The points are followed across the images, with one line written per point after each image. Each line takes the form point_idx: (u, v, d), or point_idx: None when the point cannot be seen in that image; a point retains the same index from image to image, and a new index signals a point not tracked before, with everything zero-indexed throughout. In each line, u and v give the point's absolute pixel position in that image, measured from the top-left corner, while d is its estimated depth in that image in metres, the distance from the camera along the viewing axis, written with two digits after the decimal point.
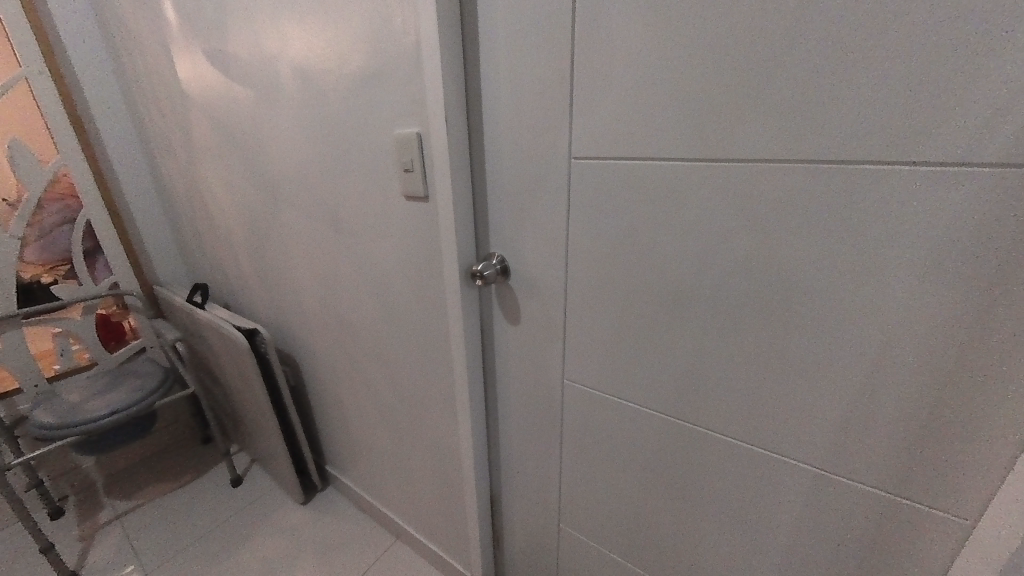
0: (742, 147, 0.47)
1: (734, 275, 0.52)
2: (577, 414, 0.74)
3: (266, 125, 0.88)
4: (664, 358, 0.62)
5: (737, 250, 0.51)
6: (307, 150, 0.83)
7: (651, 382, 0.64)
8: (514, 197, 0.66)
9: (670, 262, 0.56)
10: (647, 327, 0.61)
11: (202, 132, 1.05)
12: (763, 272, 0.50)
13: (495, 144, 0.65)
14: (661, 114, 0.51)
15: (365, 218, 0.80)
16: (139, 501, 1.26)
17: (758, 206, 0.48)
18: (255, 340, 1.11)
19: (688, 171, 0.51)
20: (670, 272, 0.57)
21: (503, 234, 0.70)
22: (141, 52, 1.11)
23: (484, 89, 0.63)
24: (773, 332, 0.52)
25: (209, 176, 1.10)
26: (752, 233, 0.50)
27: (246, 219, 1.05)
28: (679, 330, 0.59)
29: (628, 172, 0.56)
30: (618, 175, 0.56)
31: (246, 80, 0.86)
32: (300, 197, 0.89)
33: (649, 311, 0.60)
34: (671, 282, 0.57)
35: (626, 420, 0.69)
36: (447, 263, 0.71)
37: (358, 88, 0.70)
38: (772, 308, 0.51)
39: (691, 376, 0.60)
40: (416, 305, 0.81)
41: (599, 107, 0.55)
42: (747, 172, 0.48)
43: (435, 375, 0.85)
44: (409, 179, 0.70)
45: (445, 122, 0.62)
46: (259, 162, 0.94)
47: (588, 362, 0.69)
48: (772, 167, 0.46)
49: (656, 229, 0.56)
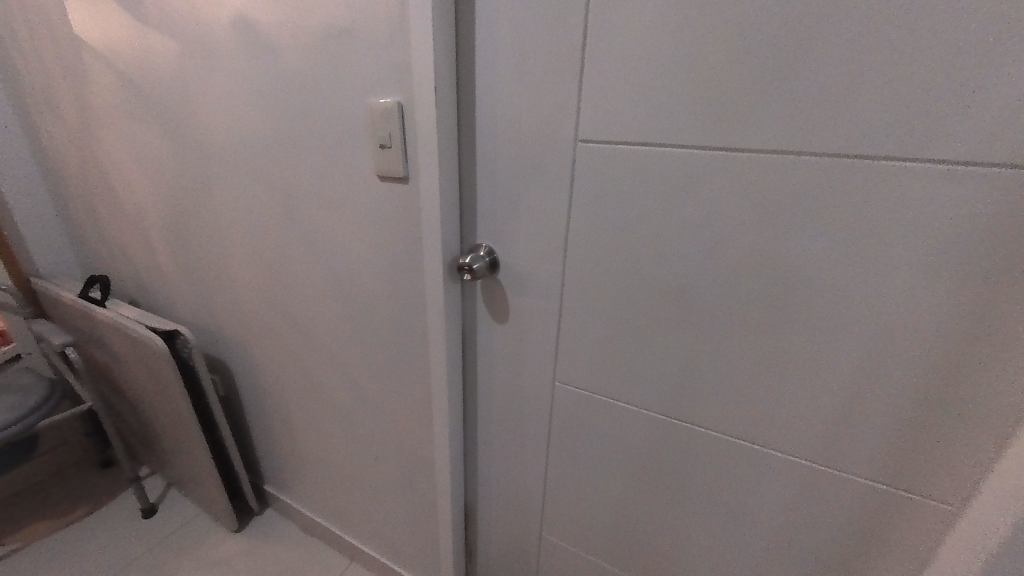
0: (764, 137, 0.45)
1: (746, 272, 0.50)
2: (567, 417, 0.69)
3: (195, 86, 0.73)
4: (664, 357, 0.59)
5: (749, 245, 0.49)
6: (251, 118, 0.70)
7: (648, 381, 0.61)
8: (508, 182, 0.60)
9: (680, 256, 0.53)
10: (649, 326, 0.59)
11: (104, 89, 0.85)
12: (779, 268, 0.49)
13: (489, 122, 0.58)
14: (682, 97, 0.47)
15: (326, 203, 0.69)
16: (13, 546, 1.01)
17: (778, 198, 0.46)
18: (176, 343, 0.94)
19: (706, 160, 0.48)
20: (678, 267, 0.54)
21: (494, 223, 0.63)
22: None
23: (478, 59, 0.56)
24: (782, 330, 0.51)
25: (114, 146, 0.90)
26: (767, 229, 0.48)
27: (166, 201, 0.88)
28: (683, 330, 0.57)
29: (639, 159, 0.51)
30: (628, 161, 0.52)
31: (167, 27, 0.71)
32: (240, 175, 0.75)
33: (650, 311, 0.58)
34: (679, 278, 0.54)
35: (620, 422, 0.66)
36: (428, 255, 0.63)
37: (323, 48, 0.59)
38: (784, 306, 0.50)
39: (692, 376, 0.58)
40: (388, 303, 0.71)
41: (611, 85, 0.49)
42: (769, 164, 0.45)
43: (408, 380, 0.76)
44: (386, 157, 0.60)
45: (432, 92, 0.54)
46: (186, 132, 0.78)
47: (581, 363, 0.65)
48: (792, 157, 0.44)
49: (666, 222, 0.53)
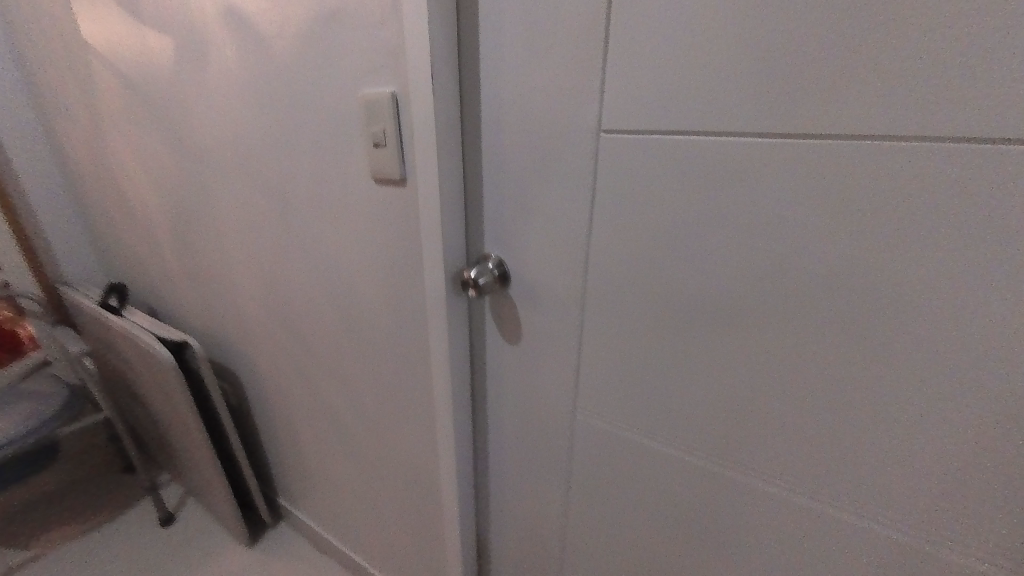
0: (860, 116, 0.32)
1: (832, 304, 0.36)
2: (589, 462, 0.58)
3: (189, 87, 0.69)
4: (711, 407, 0.46)
5: (834, 267, 0.35)
6: (243, 115, 0.64)
7: (689, 435, 0.48)
8: (518, 185, 0.50)
9: (733, 279, 0.40)
10: (689, 366, 0.46)
11: (111, 95, 0.83)
12: (883, 300, 0.34)
13: (494, 113, 0.48)
14: (741, 66, 0.34)
15: (321, 207, 0.63)
16: (38, 549, 1.02)
17: (884, 201, 0.32)
18: (185, 353, 0.91)
19: (776, 151, 0.35)
20: (730, 294, 0.41)
21: (502, 229, 0.54)
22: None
23: (481, 37, 0.46)
24: (880, 385, 0.36)
25: (124, 153, 0.89)
26: (863, 246, 0.34)
27: (173, 206, 0.85)
28: (738, 376, 0.43)
29: (680, 152, 0.39)
30: (665, 154, 0.40)
31: (161, 26, 0.67)
32: (236, 177, 0.71)
33: (691, 346, 0.45)
34: (731, 307, 0.41)
35: (649, 474, 0.53)
36: (429, 267, 0.56)
37: (311, 35, 0.53)
38: (883, 352, 0.35)
39: (750, 435, 0.44)
40: (388, 318, 0.65)
41: (642, 55, 0.38)
42: (869, 153, 0.32)
43: (413, 402, 0.70)
44: (380, 157, 0.53)
45: (429, 80, 0.46)
46: (184, 137, 0.74)
47: (605, 403, 0.53)
48: (904, 144, 0.31)
49: (715, 233, 0.40)
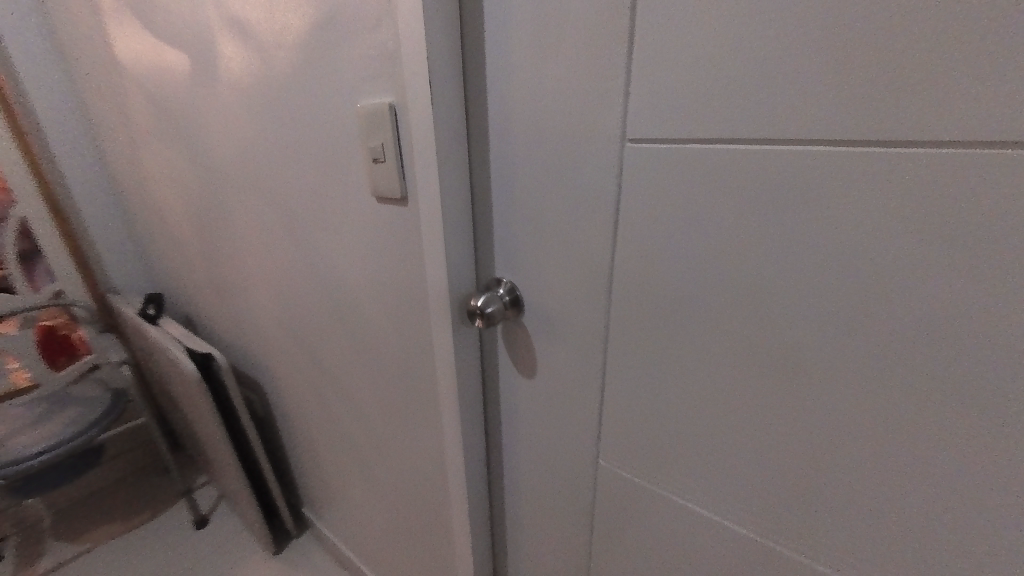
0: (932, 115, 0.23)
1: (916, 368, 0.27)
2: (611, 526, 0.50)
3: (209, 105, 0.68)
4: (761, 486, 0.36)
5: (939, 327, 0.26)
6: (253, 131, 0.63)
7: (731, 515, 0.39)
8: (530, 205, 0.44)
9: (795, 329, 0.31)
10: (735, 432, 0.36)
11: (145, 114, 0.85)
12: (994, 371, 0.25)
13: (503, 123, 0.42)
14: (808, 52, 0.26)
15: (329, 226, 0.60)
16: (87, 544, 1.09)
17: (977, 232, 0.24)
18: (211, 366, 0.93)
19: (858, 168, 0.26)
20: (788, 348, 0.31)
21: (514, 253, 0.48)
22: (81, 21, 0.92)
23: (488, 37, 0.40)
24: (1008, 487, 0.26)
25: (158, 170, 0.91)
26: (965, 293, 0.25)
27: (199, 220, 0.86)
28: (796, 450, 0.33)
29: (723, 166, 0.31)
30: (702, 169, 0.31)
31: (183, 45, 0.67)
32: (252, 194, 0.70)
33: (735, 408, 0.35)
34: (792, 365, 0.32)
35: (682, 553, 0.44)
36: (435, 294, 0.51)
37: (311, 46, 0.49)
38: (1010, 444, 0.25)
39: (813, 525, 0.35)
40: (399, 342, 0.61)
41: (678, 45, 0.30)
42: (948, 165, 0.24)
43: (425, 432, 0.65)
44: (380, 175, 0.49)
45: (427, 89, 0.40)
46: (208, 154, 0.74)
47: (629, 462, 0.45)
48: (1000, 153, 0.22)
49: (767, 268, 0.31)
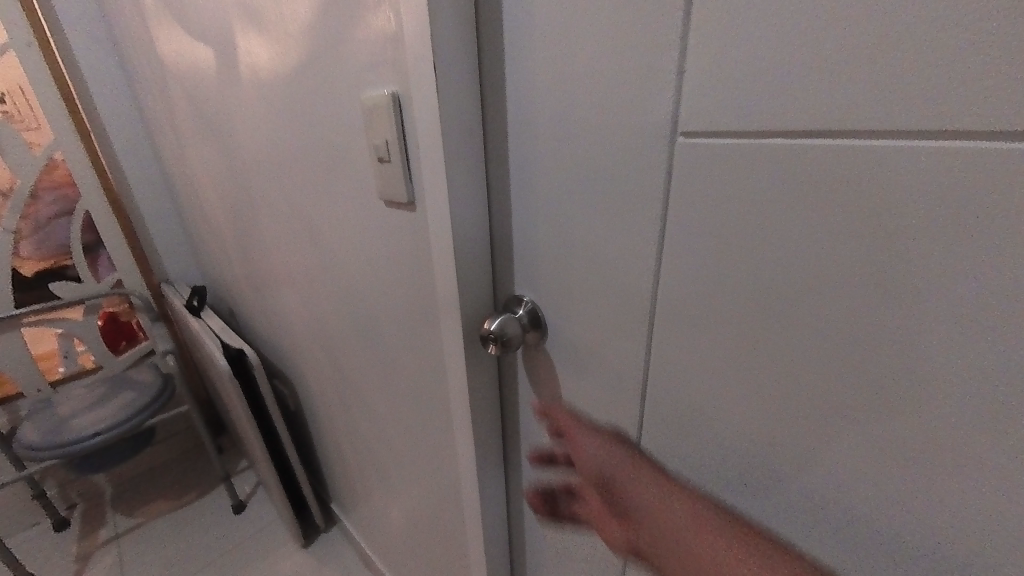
0: (981, 104, 0.18)
1: (983, 431, 0.21)
2: None
3: (236, 102, 0.67)
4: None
5: None
6: (274, 128, 0.61)
7: None
8: (552, 214, 0.37)
9: (905, 388, 0.23)
10: (811, 502, 0.28)
11: (185, 112, 0.87)
12: (1008, 415, 0.20)
13: (524, 118, 0.36)
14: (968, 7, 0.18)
15: (346, 229, 0.57)
16: (140, 518, 1.16)
17: (951, 241, 0.20)
18: (245, 361, 0.94)
19: (1015, 173, 0.18)
20: (895, 410, 0.23)
21: (535, 268, 0.41)
22: (131, 22, 0.95)
23: (507, 17, 0.34)
24: None
25: (199, 167, 0.92)
26: (1012, 329, 0.19)
27: (232, 217, 0.87)
28: (899, 537, 0.25)
29: (804, 165, 0.23)
30: (775, 169, 0.24)
31: (211, 41, 0.66)
32: (275, 192, 0.69)
33: (813, 473, 0.28)
34: (887, 429, 0.24)
35: None
36: (446, 312, 0.45)
37: (321, 35, 0.45)
38: None
39: None
40: (414, 355, 0.57)
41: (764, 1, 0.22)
42: (919, 159, 0.20)
43: (442, 450, 0.61)
44: (386, 175, 0.44)
45: (433, 79, 0.35)
46: (237, 152, 0.74)
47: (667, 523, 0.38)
48: (973, 146, 0.19)
49: (838, 298, 0.24)
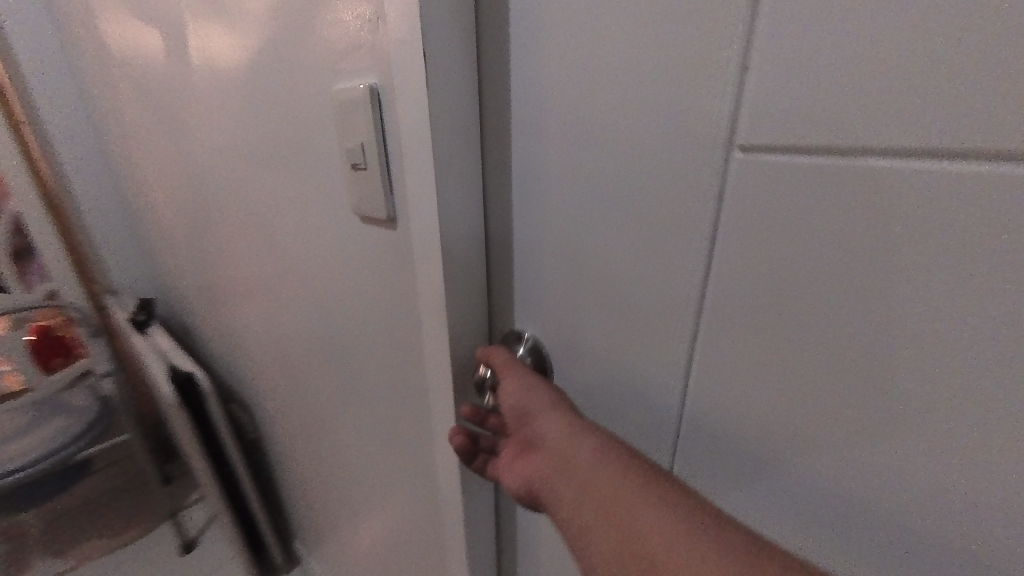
0: None
1: None
2: None
3: (189, 98, 0.59)
4: None
5: None
6: (231, 124, 0.53)
7: None
8: (565, 241, 0.32)
9: (1012, 473, 0.18)
10: None
11: (133, 108, 0.77)
12: None
13: (532, 132, 0.31)
14: None
15: (314, 244, 0.50)
16: (68, 563, 1.01)
17: None
18: (197, 385, 0.84)
19: None
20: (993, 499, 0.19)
21: (540, 300, 0.36)
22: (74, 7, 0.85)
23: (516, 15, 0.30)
24: None
25: (149, 170, 0.83)
26: None
27: (185, 222, 0.78)
28: None
29: (885, 192, 0.19)
30: (849, 195, 0.20)
31: (162, 29, 0.58)
32: (232, 197, 0.61)
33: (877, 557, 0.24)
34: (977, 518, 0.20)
35: None
36: (431, 347, 0.39)
37: (287, 23, 0.39)
38: None
39: None
40: (391, 390, 0.50)
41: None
42: (999, 185, 0.17)
43: (423, 495, 0.54)
44: (359, 188, 0.38)
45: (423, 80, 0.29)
46: (192, 154, 0.65)
47: None
48: None
49: (923, 352, 0.20)
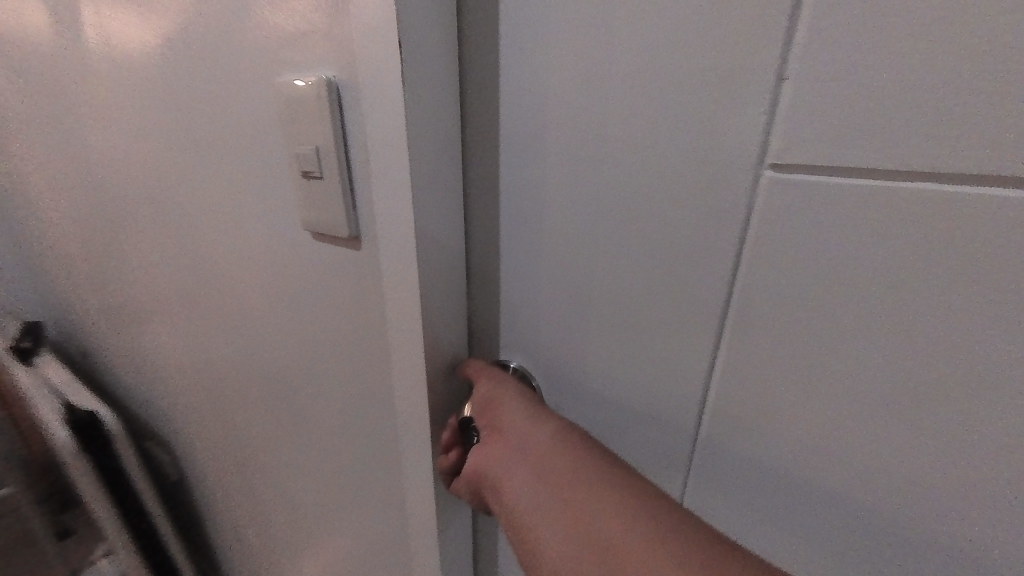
0: None
1: None
2: None
3: (87, 93, 0.49)
4: None
5: None
6: (142, 125, 0.45)
7: None
8: (562, 262, 0.28)
9: None
10: None
11: (11, 103, 0.64)
12: None
13: (524, 138, 0.27)
14: None
15: (253, 264, 0.42)
16: None
17: None
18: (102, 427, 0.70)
19: None
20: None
21: (529, 329, 0.32)
22: None
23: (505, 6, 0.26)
24: None
25: (34, 176, 0.69)
26: None
27: (79, 235, 0.65)
28: None
29: (931, 218, 0.18)
30: (893, 220, 0.19)
31: (49, 10, 0.48)
32: (142, 205, 0.51)
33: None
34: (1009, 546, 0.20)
35: None
36: (406, 382, 0.34)
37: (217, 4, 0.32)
38: None
39: None
40: (349, 433, 0.43)
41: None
42: None
43: (386, 552, 0.47)
44: (316, 197, 0.32)
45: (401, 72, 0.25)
46: (90, 160, 0.54)
47: None
48: None
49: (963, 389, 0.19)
